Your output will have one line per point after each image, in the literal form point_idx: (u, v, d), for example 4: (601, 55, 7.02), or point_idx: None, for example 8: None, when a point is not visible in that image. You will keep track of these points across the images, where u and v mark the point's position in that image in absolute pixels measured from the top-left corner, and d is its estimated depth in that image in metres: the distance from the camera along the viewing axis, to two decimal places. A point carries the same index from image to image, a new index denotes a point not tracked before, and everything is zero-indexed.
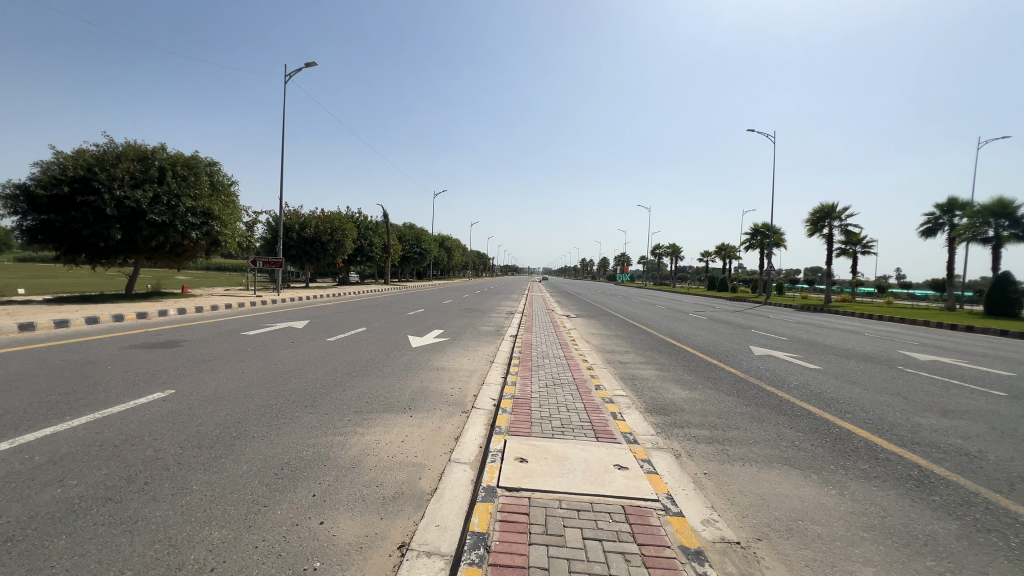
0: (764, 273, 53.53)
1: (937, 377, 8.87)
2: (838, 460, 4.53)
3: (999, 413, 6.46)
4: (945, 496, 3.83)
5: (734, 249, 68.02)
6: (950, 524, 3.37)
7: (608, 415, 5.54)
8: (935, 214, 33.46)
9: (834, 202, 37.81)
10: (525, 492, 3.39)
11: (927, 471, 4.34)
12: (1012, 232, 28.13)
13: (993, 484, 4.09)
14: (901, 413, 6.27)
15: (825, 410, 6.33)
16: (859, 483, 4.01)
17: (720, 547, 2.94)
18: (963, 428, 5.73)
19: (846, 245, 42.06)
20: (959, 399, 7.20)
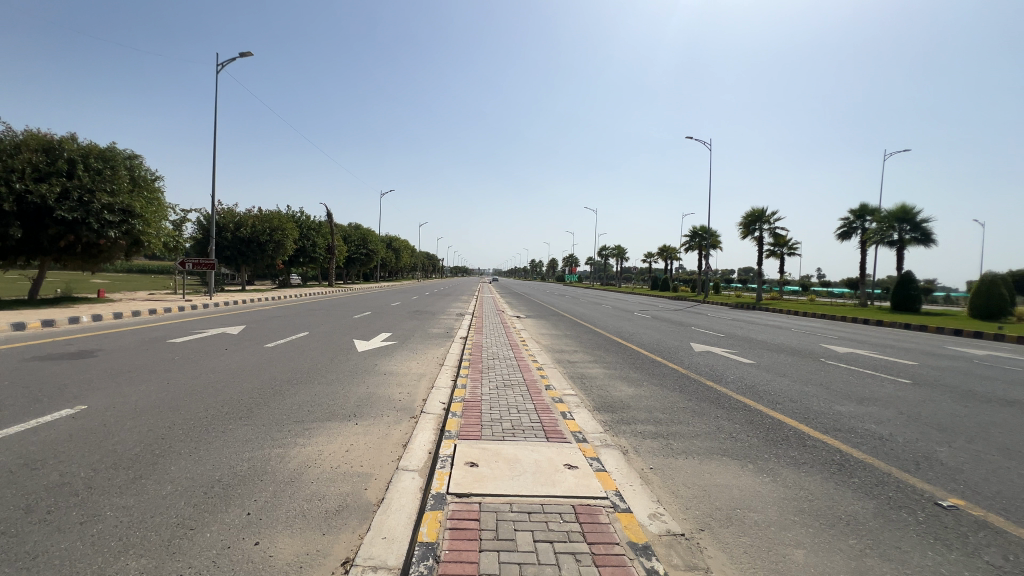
0: (703, 274, 56.56)
1: (854, 367, 9.69)
2: (771, 449, 4.82)
3: (907, 399, 7.13)
4: (862, 477, 4.18)
5: (675, 251, 71.42)
6: (868, 503, 3.67)
7: (557, 415, 5.59)
8: (850, 219, 36.72)
9: (764, 208, 40.65)
10: (475, 497, 3.33)
11: (847, 455, 4.71)
12: (913, 236, 31.37)
13: (902, 463, 4.52)
14: (824, 402, 6.78)
15: (758, 402, 6.74)
16: (789, 470, 4.29)
17: (666, 540, 3.02)
18: (876, 413, 6.28)
19: (774, 248, 45.34)
20: (872, 387, 7.91)
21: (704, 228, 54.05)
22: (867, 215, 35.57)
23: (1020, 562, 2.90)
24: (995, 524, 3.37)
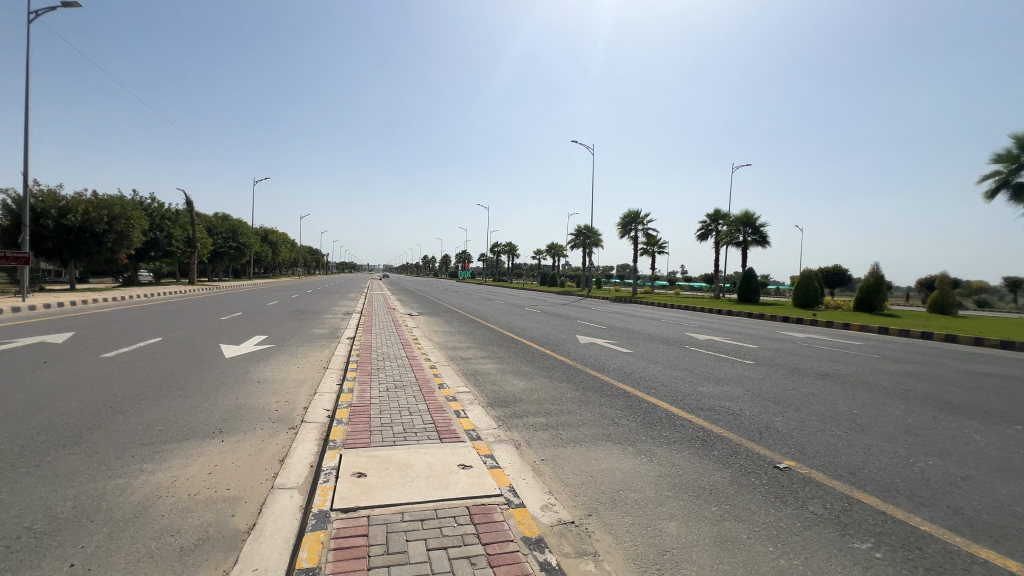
0: (587, 270, 60.53)
1: (711, 352, 11.08)
2: (647, 431, 5.28)
3: (751, 377, 8.33)
4: (720, 449, 4.76)
5: (562, 249, 75.39)
6: (725, 472, 4.18)
7: (451, 414, 5.50)
8: (707, 223, 41.98)
9: (638, 210, 44.65)
10: (363, 511, 3.10)
11: (708, 431, 5.34)
12: (754, 238, 36.88)
13: (749, 434, 5.25)
14: (689, 384, 7.65)
15: (636, 388, 7.36)
16: (662, 449, 4.73)
17: (557, 530, 3.11)
18: (729, 392, 7.24)
19: (647, 247, 50.13)
20: (726, 368, 9.11)
21: (587, 228, 57.81)
22: (720, 220, 40.97)
23: (834, 508, 3.51)
24: (816, 479, 4.05)
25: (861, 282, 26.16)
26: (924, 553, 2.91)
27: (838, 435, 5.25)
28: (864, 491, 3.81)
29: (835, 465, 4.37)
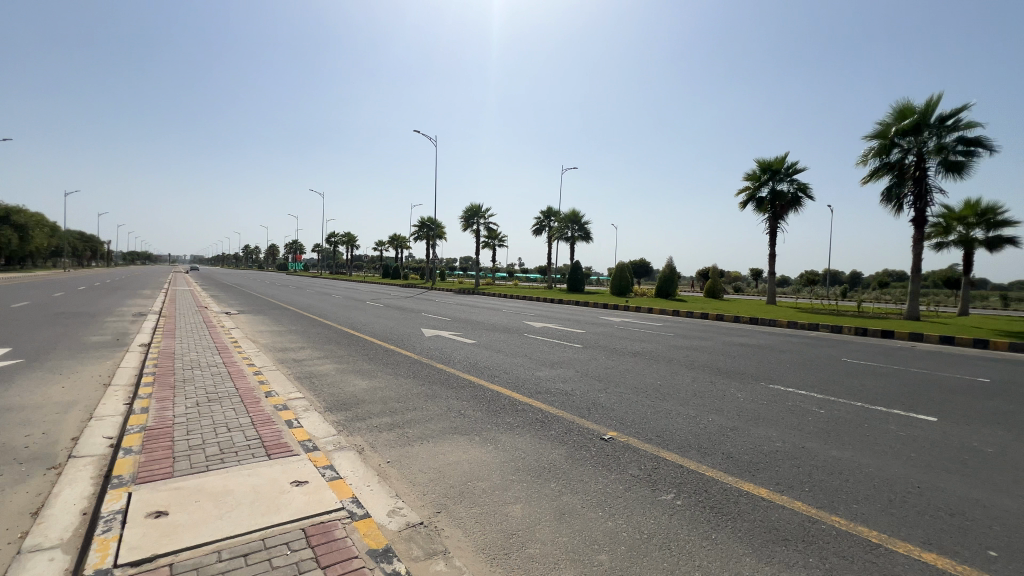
0: (431, 262, 60.29)
1: (547, 339, 12.02)
2: (492, 419, 5.46)
3: (581, 359, 9.29)
4: (557, 429, 5.18)
5: (405, 240, 73.65)
6: (561, 449, 4.56)
7: (281, 425, 4.89)
8: (541, 219, 45.40)
9: (480, 205, 46.02)
10: (164, 560, 2.54)
11: (546, 412, 5.77)
12: (580, 235, 41.14)
13: (580, 411, 5.83)
14: (528, 370, 8.15)
15: (480, 378, 7.56)
16: (506, 435, 4.94)
17: (406, 535, 3.00)
18: (563, 374, 7.95)
19: (488, 240, 52.10)
20: (559, 353, 9.99)
21: (431, 220, 57.47)
22: (552, 217, 44.70)
23: (646, 468, 4.11)
24: (633, 445, 4.68)
25: (660, 273, 31.31)
26: (709, 494, 3.59)
27: (647, 404, 6.17)
28: (667, 450, 4.54)
29: (646, 430, 5.12)
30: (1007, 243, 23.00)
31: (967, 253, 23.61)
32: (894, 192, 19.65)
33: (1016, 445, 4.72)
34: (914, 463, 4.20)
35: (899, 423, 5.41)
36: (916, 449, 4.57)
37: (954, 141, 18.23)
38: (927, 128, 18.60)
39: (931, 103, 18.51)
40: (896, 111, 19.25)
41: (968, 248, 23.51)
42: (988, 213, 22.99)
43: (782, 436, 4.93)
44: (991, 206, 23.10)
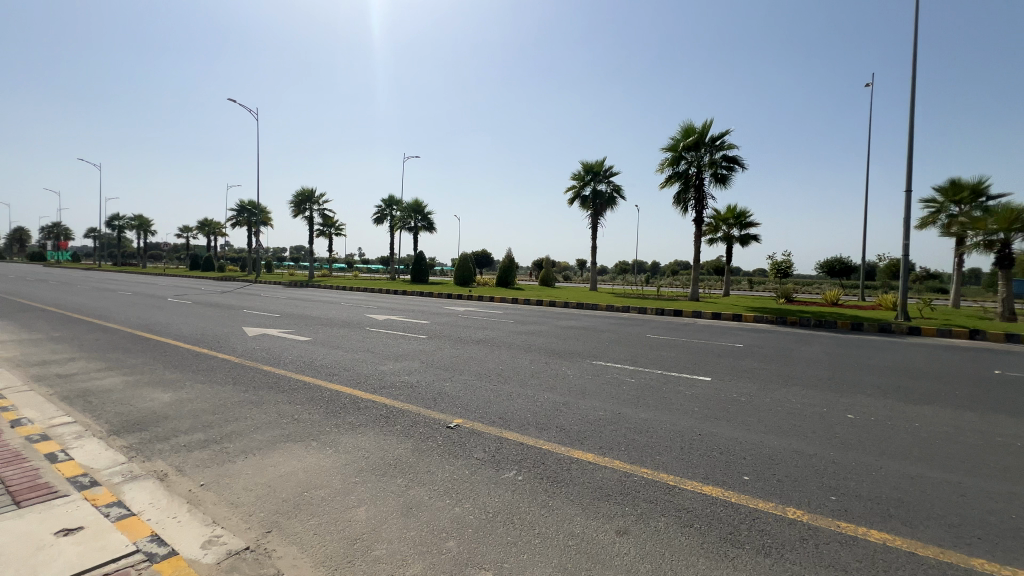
0: (253, 252, 53.08)
1: (390, 331, 11.62)
2: (331, 420, 5.08)
3: (426, 350, 9.23)
4: (402, 422, 5.07)
5: (219, 226, 63.35)
6: (407, 443, 4.48)
7: (38, 461, 3.79)
8: (382, 207, 43.55)
9: (312, 189, 42.03)
10: None
11: (391, 407, 5.59)
12: (423, 225, 40.62)
13: (426, 402, 5.80)
14: (371, 365, 7.79)
15: (316, 377, 6.95)
16: (348, 435, 4.65)
17: (227, 566, 2.62)
18: (408, 366, 7.80)
19: (323, 228, 48.01)
20: (403, 345, 9.77)
21: (252, 203, 50.45)
22: (394, 205, 43.21)
23: (491, 450, 4.28)
24: (478, 429, 4.84)
25: (501, 263, 32.84)
26: (546, 466, 3.92)
27: (491, 389, 6.44)
28: (509, 430, 4.82)
29: (490, 414, 5.33)
30: (753, 240, 30.00)
31: (729, 247, 30.12)
32: (682, 197, 23.93)
33: (759, 393, 6.22)
34: (697, 416, 5.23)
35: (687, 384, 6.67)
36: (698, 404, 5.68)
37: (720, 158, 22.96)
38: (703, 146, 23.00)
39: (706, 125, 22.91)
40: (683, 130, 23.36)
41: (729, 244, 30.01)
42: (741, 216, 29.59)
43: (605, 406, 5.64)
44: (743, 212, 29.82)
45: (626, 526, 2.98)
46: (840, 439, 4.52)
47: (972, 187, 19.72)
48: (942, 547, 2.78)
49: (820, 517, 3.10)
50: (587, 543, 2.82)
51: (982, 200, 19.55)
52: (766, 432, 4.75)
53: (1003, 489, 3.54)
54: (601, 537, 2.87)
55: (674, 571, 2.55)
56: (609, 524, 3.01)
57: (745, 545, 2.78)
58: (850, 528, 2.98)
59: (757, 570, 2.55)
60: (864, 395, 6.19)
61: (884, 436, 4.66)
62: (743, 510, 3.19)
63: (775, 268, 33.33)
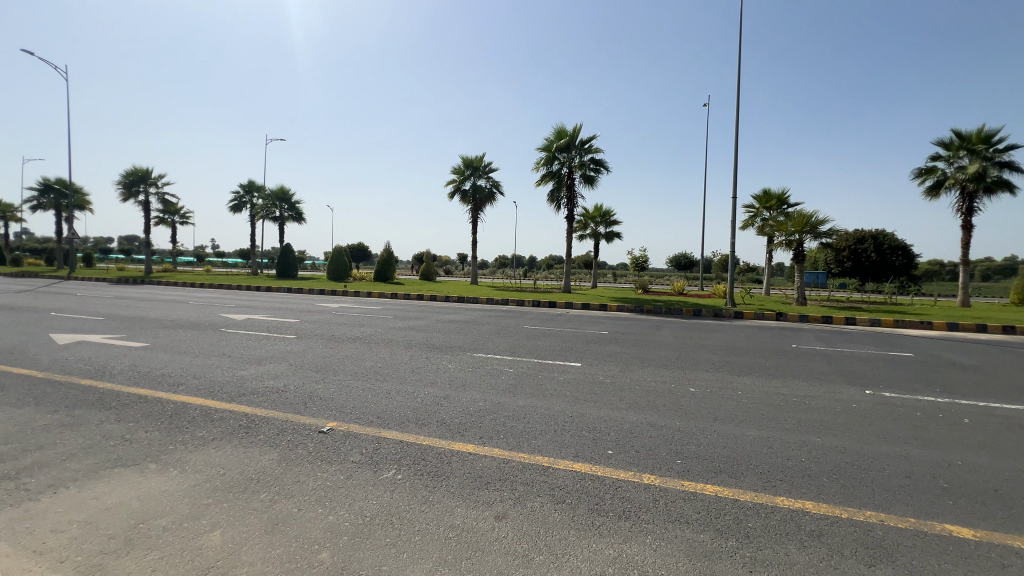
0: (64, 241, 43.35)
1: (250, 332, 10.41)
2: (176, 437, 4.40)
3: (294, 351, 8.48)
4: (267, 431, 4.59)
5: (10, 208, 50.44)
6: (273, 453, 4.07)
7: None
8: (240, 193, 38.70)
9: (147, 168, 35.66)
10: None
11: (253, 416, 5.02)
12: (290, 215, 36.99)
13: (295, 407, 5.33)
14: (228, 371, 6.90)
15: (155, 389, 5.94)
16: (198, 452, 4.07)
17: None
18: (273, 370, 7.07)
19: (164, 215, 41.11)
20: (268, 347, 8.84)
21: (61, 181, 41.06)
22: (255, 192, 38.66)
23: (368, 451, 4.10)
24: (354, 431, 4.60)
25: (378, 257, 31.46)
26: (426, 462, 3.88)
27: (368, 388, 6.16)
28: (388, 429, 4.66)
29: (367, 414, 5.10)
30: (616, 237, 33.05)
31: (596, 243, 32.78)
32: (556, 195, 25.37)
33: (621, 375, 6.92)
34: (569, 399, 5.62)
35: (561, 371, 7.12)
36: (570, 389, 6.11)
37: (589, 161, 24.81)
38: (574, 148, 24.62)
39: (576, 129, 24.54)
40: (556, 131, 24.72)
41: (597, 240, 32.64)
42: (607, 215, 32.38)
43: (485, 396, 5.77)
44: (609, 211, 32.63)
45: (504, 511, 3.09)
46: (684, 410, 5.24)
47: (778, 197, 24.18)
48: (755, 491, 3.40)
49: (668, 479, 3.56)
50: (467, 532, 2.87)
51: (785, 208, 24.09)
52: (627, 409, 5.30)
53: (797, 438, 4.44)
54: (481, 524, 2.94)
55: (548, 546, 2.72)
56: (488, 511, 3.10)
57: (609, 512, 3.08)
58: (692, 485, 3.48)
59: (618, 533, 2.84)
60: (702, 371, 7.26)
61: (717, 404, 5.53)
62: (608, 481, 3.53)
63: (635, 263, 37.19)
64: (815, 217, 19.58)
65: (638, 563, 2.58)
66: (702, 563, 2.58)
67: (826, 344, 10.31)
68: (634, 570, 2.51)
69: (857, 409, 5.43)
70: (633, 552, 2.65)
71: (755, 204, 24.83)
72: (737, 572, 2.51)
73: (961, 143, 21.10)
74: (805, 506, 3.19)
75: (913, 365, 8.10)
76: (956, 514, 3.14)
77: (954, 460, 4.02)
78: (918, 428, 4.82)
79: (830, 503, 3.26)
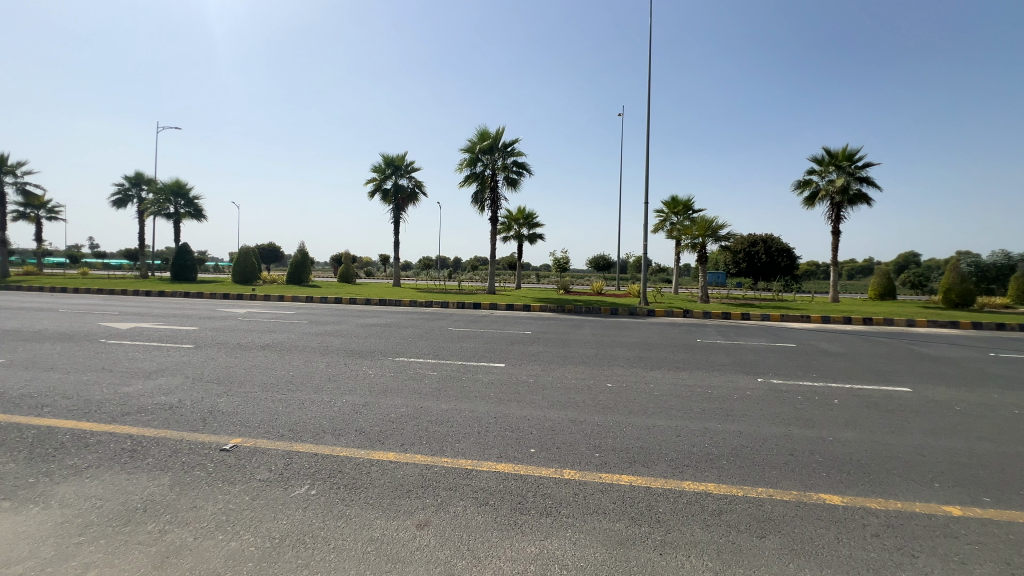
0: None
1: (136, 343, 9.24)
2: (38, 469, 3.76)
3: (192, 363, 7.66)
4: (156, 454, 4.09)
5: None
6: (164, 478, 3.63)
7: None
8: (124, 186, 34.32)
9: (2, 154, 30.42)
10: None
11: (139, 437, 4.45)
12: (187, 211, 33.38)
13: (192, 425, 4.81)
14: (108, 388, 6.06)
15: (11, 413, 5.04)
16: (67, 483, 3.52)
17: None
18: (165, 384, 6.33)
19: (24, 208, 35.25)
20: (159, 359, 7.89)
21: None
22: (143, 185, 34.47)
23: (277, 467, 3.81)
24: (261, 447, 4.24)
25: (291, 258, 29.45)
26: (343, 474, 3.69)
27: (278, 399, 5.74)
28: (302, 442, 4.36)
29: (276, 428, 4.74)
30: (539, 239, 33.83)
31: (520, 244, 33.29)
32: (479, 196, 25.43)
33: (544, 373, 7.08)
34: (492, 400, 5.64)
35: (484, 372, 7.12)
36: (494, 389, 6.14)
37: (511, 163, 25.14)
38: (497, 150, 24.80)
39: (499, 131, 24.72)
40: (479, 133, 24.75)
41: (520, 242, 33.17)
42: (530, 217, 32.99)
43: (406, 402, 5.62)
44: (531, 214, 33.30)
45: (426, 519, 3.02)
46: (602, 405, 5.47)
47: (684, 203, 26.16)
48: (665, 478, 3.64)
49: (587, 473, 3.70)
50: (388, 544, 2.77)
51: (690, 213, 26.11)
52: (548, 407, 5.43)
53: (701, 426, 4.83)
54: (402, 534, 2.86)
55: (472, 550, 2.71)
56: (410, 519, 3.01)
57: (531, 510, 3.13)
58: (609, 476, 3.64)
59: (539, 530, 2.90)
60: (619, 366, 7.65)
61: (631, 398, 5.84)
62: (530, 479, 3.59)
63: (557, 264, 38.28)
64: (716, 221, 21.43)
65: (559, 557, 2.64)
66: (618, 550, 2.70)
67: (725, 337, 11.35)
68: (555, 564, 2.58)
69: (751, 396, 6.02)
70: (553, 548, 2.71)
71: (664, 209, 26.64)
72: (650, 555, 2.66)
73: (830, 159, 24.26)
74: (707, 488, 3.47)
75: (795, 354, 9.17)
76: (829, 484, 3.60)
77: (828, 437, 4.60)
78: (799, 410, 5.46)
79: (728, 483, 3.57)
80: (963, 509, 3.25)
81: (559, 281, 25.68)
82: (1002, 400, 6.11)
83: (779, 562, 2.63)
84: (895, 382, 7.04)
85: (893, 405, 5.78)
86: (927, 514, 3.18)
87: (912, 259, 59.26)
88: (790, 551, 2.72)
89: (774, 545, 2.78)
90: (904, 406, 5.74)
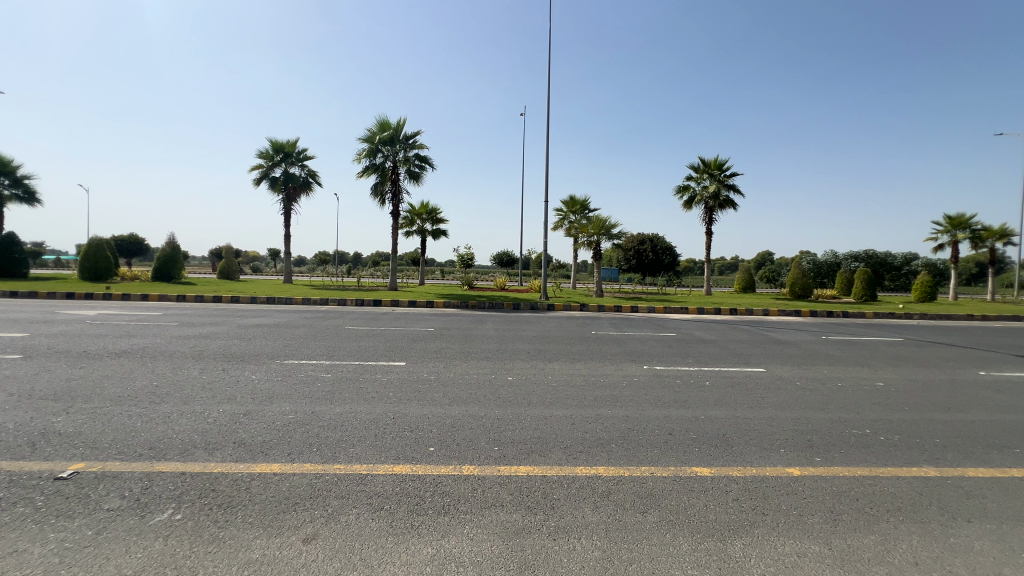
0: None
1: None
2: None
3: (18, 377, 6.32)
4: None
5: None
6: None
7: None
8: None
9: None
10: None
11: None
12: (13, 192, 27.51)
13: (16, 451, 3.98)
14: None
15: None
16: None
17: None
18: None
19: None
20: None
21: None
22: None
23: (133, 493, 3.30)
24: (112, 470, 3.65)
25: (157, 251, 25.72)
26: (216, 493, 3.30)
27: (135, 414, 4.98)
28: (164, 461, 3.82)
29: (131, 447, 4.10)
30: (443, 234, 33.46)
31: (422, 240, 32.58)
32: (379, 188, 24.39)
33: (445, 370, 6.99)
34: (390, 401, 5.45)
35: (382, 372, 6.86)
36: (393, 389, 5.92)
37: (412, 156, 24.47)
38: (398, 142, 23.95)
39: (400, 123, 23.92)
40: (379, 123, 23.70)
41: (423, 237, 32.49)
42: (433, 212, 32.39)
43: (295, 408, 5.21)
44: (435, 209, 32.77)
45: (313, 532, 2.82)
46: (502, 399, 5.56)
47: (581, 203, 27.62)
48: (560, 465, 3.79)
49: (486, 467, 3.73)
50: (268, 564, 2.54)
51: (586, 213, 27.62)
52: (449, 404, 5.38)
53: (593, 413, 5.12)
54: (286, 552, 2.63)
55: (364, 559, 2.58)
56: (295, 535, 2.79)
57: (428, 510, 3.07)
58: (507, 469, 3.71)
59: (436, 529, 2.86)
60: (519, 360, 7.85)
61: (530, 390, 6.02)
62: (428, 478, 3.53)
63: (461, 260, 38.21)
64: (609, 221, 22.92)
65: (455, 556, 2.62)
66: (514, 541, 2.76)
67: (617, 329, 12.16)
68: (452, 563, 2.55)
69: (637, 382, 6.53)
70: (451, 546, 2.69)
71: (563, 208, 27.88)
72: (544, 542, 2.75)
73: (705, 168, 27.19)
74: (598, 471, 3.69)
75: (676, 342, 10.14)
76: (699, 457, 4.03)
77: (700, 416, 5.14)
78: (677, 393, 6.04)
79: (616, 465, 3.83)
80: (800, 469, 3.84)
81: (462, 277, 25.67)
82: (830, 375, 7.36)
83: (658, 534, 2.87)
84: (752, 363, 8.13)
85: (750, 384, 6.66)
86: (774, 476, 3.71)
87: (768, 257, 68.86)
88: (668, 523, 2.99)
89: (655, 518, 3.04)
90: (759, 384, 6.65)
